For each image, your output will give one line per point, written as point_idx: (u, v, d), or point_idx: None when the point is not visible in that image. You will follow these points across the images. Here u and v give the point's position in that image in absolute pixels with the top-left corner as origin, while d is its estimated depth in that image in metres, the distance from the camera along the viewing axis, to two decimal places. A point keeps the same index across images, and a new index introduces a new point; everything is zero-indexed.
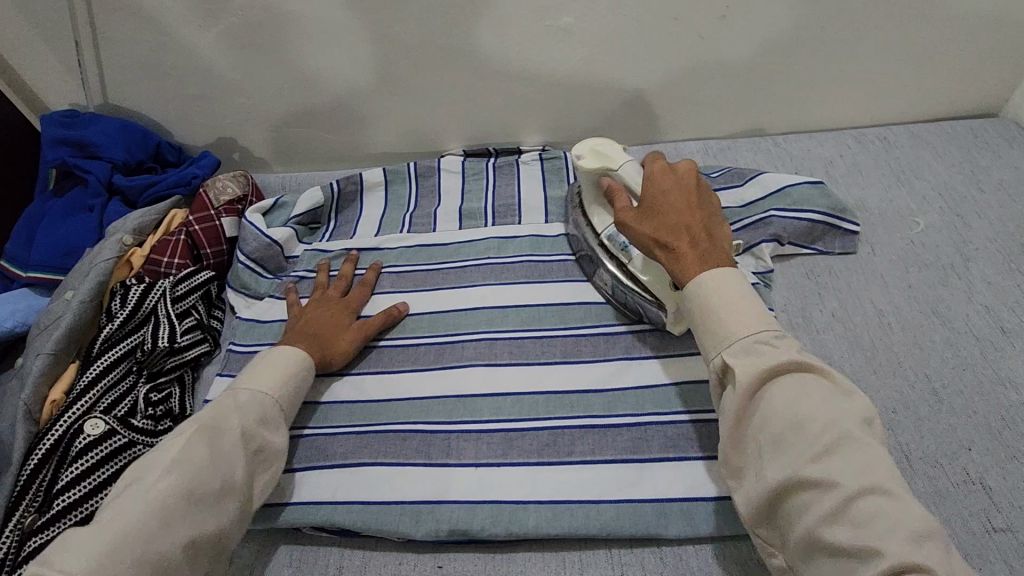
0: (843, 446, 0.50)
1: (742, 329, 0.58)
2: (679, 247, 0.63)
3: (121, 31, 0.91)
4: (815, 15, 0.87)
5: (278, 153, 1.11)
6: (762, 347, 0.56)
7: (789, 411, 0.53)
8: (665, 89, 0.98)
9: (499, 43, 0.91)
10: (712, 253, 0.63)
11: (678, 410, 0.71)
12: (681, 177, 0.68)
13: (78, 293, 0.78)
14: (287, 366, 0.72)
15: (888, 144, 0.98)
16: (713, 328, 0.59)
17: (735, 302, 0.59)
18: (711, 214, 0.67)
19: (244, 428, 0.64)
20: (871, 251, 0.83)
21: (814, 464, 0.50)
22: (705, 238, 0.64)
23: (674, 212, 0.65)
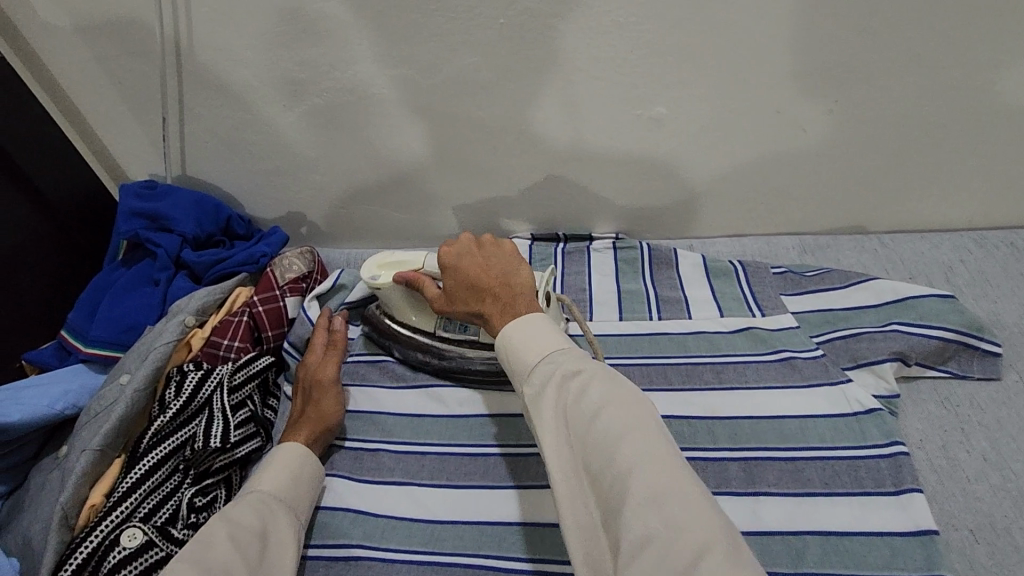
0: (612, 427, 0.47)
1: (535, 357, 0.55)
2: (482, 310, 0.64)
3: (207, 108, 0.91)
4: (937, 113, 0.80)
5: (344, 228, 1.08)
6: (552, 365, 0.53)
7: (578, 408, 0.50)
8: (760, 180, 0.91)
9: (585, 131, 0.86)
10: (507, 302, 0.63)
11: (520, 558, 0.64)
12: (459, 252, 0.69)
13: (133, 380, 0.73)
14: (280, 459, 0.68)
15: (1017, 252, 0.89)
16: (514, 363, 0.56)
17: (531, 334, 0.57)
18: (503, 265, 0.67)
19: (233, 530, 0.58)
20: (1020, 379, 0.72)
21: (591, 451, 0.48)
22: (495, 292, 0.64)
23: (469, 285, 0.66)
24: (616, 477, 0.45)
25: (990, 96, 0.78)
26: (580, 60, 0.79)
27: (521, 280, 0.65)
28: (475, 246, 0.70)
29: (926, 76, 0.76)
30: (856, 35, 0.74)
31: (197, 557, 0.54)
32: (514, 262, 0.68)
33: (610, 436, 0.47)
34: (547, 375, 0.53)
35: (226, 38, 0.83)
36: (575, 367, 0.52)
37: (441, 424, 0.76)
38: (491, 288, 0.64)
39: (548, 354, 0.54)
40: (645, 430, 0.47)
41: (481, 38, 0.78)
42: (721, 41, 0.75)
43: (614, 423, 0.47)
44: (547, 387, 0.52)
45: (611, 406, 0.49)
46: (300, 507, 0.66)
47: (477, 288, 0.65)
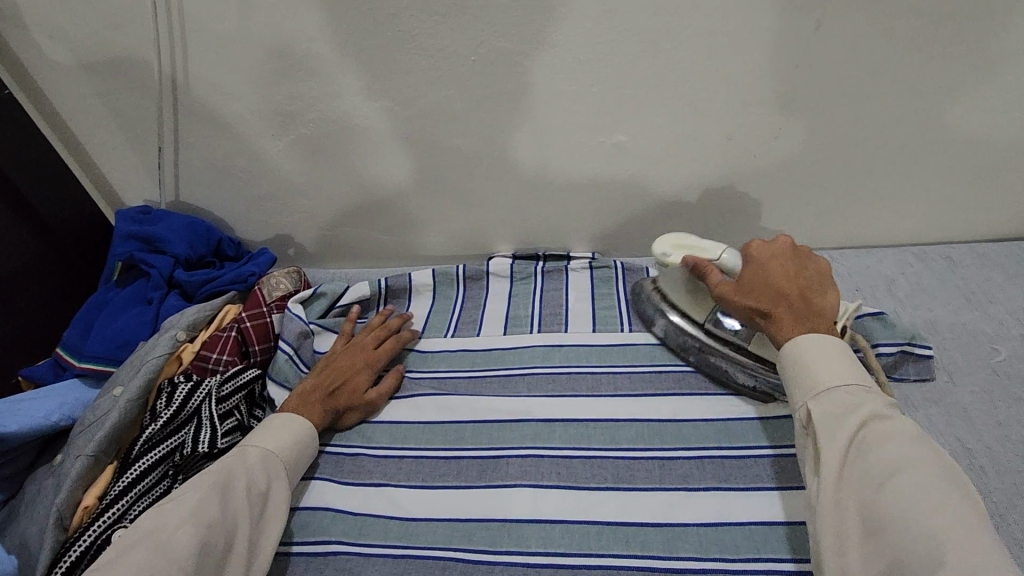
0: (923, 487, 0.50)
1: (831, 378, 0.59)
2: (774, 311, 0.66)
3: (202, 137, 0.98)
4: (871, 138, 0.88)
5: (331, 251, 1.14)
6: (847, 396, 0.58)
7: (882, 457, 0.53)
8: (717, 202, 0.98)
9: (554, 156, 0.93)
10: (802, 315, 0.64)
11: (454, 548, 0.69)
12: (782, 254, 0.69)
13: (127, 391, 0.78)
14: (296, 431, 0.75)
15: (954, 264, 0.96)
16: (805, 374, 0.61)
17: (824, 355, 0.61)
18: (820, 283, 0.67)
19: (248, 487, 0.66)
20: (950, 380, 0.79)
21: (880, 493, 0.52)
22: (801, 303, 0.65)
23: (778, 287, 0.66)
24: (916, 527, 0.48)
25: (916, 123, 0.86)
26: (545, 92, 0.86)
27: (827, 303, 0.66)
28: (793, 254, 0.69)
29: (857, 105, 0.84)
30: (789, 70, 0.81)
31: (218, 506, 0.63)
32: (828, 285, 0.67)
33: (914, 493, 0.50)
34: (851, 404, 0.57)
35: (222, 75, 0.90)
36: (879, 413, 0.56)
37: (418, 430, 0.81)
38: (793, 296, 0.66)
39: (839, 385, 0.59)
40: (961, 497, 0.49)
41: (457, 74, 0.85)
42: (671, 75, 0.83)
43: (918, 482, 0.50)
44: (836, 414, 0.57)
45: (914, 466, 0.52)
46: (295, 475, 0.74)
47: (782, 292, 0.66)
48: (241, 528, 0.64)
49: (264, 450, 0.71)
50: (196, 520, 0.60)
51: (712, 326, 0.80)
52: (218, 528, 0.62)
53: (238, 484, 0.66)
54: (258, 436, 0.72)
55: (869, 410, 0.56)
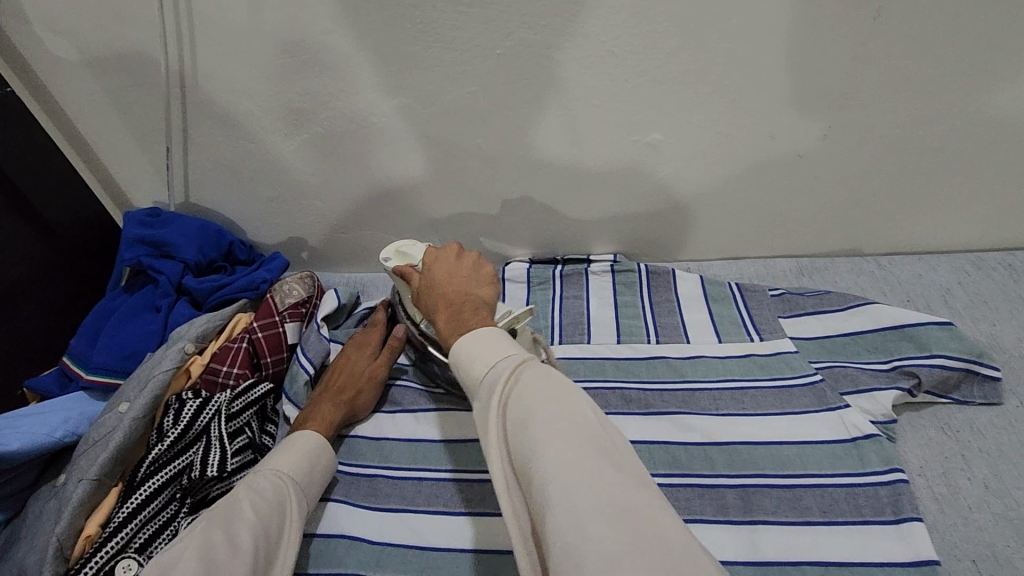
0: (551, 436, 0.46)
1: (485, 360, 0.54)
2: (433, 313, 0.66)
3: (211, 137, 0.93)
4: (932, 137, 0.81)
5: (344, 254, 1.10)
6: (505, 364, 0.52)
7: (517, 416, 0.48)
8: (755, 205, 0.91)
9: (580, 156, 0.87)
10: (457, 311, 0.64)
11: None
12: (443, 258, 0.72)
13: (132, 409, 0.73)
14: (302, 445, 0.69)
15: (1015, 273, 0.89)
16: (467, 366, 0.54)
17: (480, 337, 0.56)
18: (473, 279, 0.69)
19: (257, 506, 0.60)
20: (1020, 403, 0.72)
21: (518, 453, 0.46)
22: (457, 300, 0.65)
23: (440, 296, 0.67)
24: (540, 482, 0.43)
25: (984, 121, 0.78)
26: (573, 89, 0.80)
27: (482, 296, 0.66)
28: (455, 257, 0.72)
29: (919, 102, 0.77)
30: (846, 63, 0.75)
31: (226, 532, 0.56)
32: (483, 279, 0.69)
33: (539, 443, 0.45)
34: (494, 375, 0.52)
35: (231, 71, 0.85)
36: (523, 374, 0.51)
37: (438, 449, 0.76)
38: (449, 294, 0.66)
39: (495, 359, 0.53)
40: (583, 448, 0.45)
41: (478, 69, 0.79)
42: (715, 69, 0.76)
43: (549, 428, 0.46)
44: (487, 389, 0.51)
45: (544, 415, 0.47)
46: (310, 494, 0.67)
47: (443, 294, 0.67)
48: (262, 547, 0.57)
49: (269, 469, 0.65)
50: (204, 552, 0.53)
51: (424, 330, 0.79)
52: (230, 552, 0.54)
53: (243, 504, 0.60)
54: (267, 460, 0.67)
55: (505, 367, 0.52)
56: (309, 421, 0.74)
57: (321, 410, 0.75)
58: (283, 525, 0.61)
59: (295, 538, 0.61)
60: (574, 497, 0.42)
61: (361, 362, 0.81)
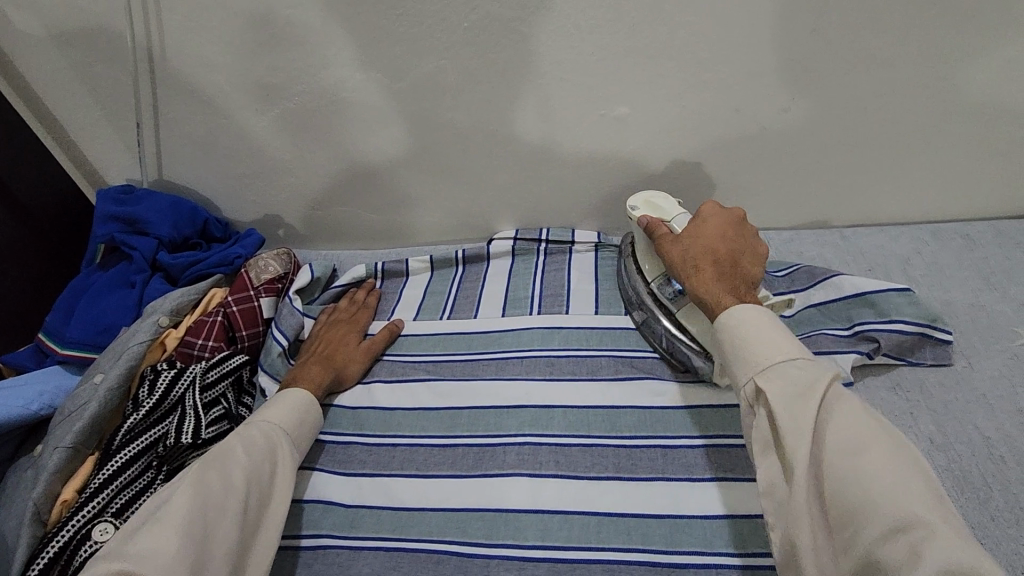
0: (872, 464, 0.48)
1: (774, 357, 0.56)
2: (700, 265, 0.68)
3: (182, 112, 0.93)
4: (889, 109, 0.83)
5: (322, 232, 1.10)
6: (799, 372, 0.55)
7: (839, 443, 0.50)
8: (724, 178, 0.93)
9: (552, 130, 0.88)
10: (724, 272, 0.67)
11: (450, 541, 0.66)
12: (722, 215, 0.72)
13: (107, 379, 0.75)
14: (294, 399, 0.70)
15: (971, 242, 0.91)
16: (755, 356, 0.57)
17: (773, 334, 0.58)
18: (749, 250, 0.71)
19: (249, 451, 0.61)
20: (968, 364, 0.75)
21: (833, 477, 0.49)
22: (728, 262, 0.68)
23: (715, 251, 0.69)
24: (883, 523, 0.45)
25: (938, 92, 0.80)
26: (543, 62, 0.81)
27: (751, 270, 0.69)
28: (737, 224, 0.72)
29: (875, 75, 0.79)
30: (805, 36, 0.76)
31: (219, 472, 0.58)
32: (754, 255, 0.71)
33: (867, 471, 0.48)
34: (805, 384, 0.54)
35: (201, 45, 0.85)
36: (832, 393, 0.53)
37: (412, 416, 0.78)
38: (721, 254, 0.69)
39: (794, 357, 0.56)
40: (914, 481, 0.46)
41: (448, 42, 0.80)
42: (677, 42, 0.78)
43: (868, 457, 0.48)
44: (794, 398, 0.53)
45: (865, 445, 0.49)
46: (301, 441, 0.69)
47: (714, 250, 0.69)
48: (252, 491, 0.59)
49: (261, 419, 0.66)
50: (198, 486, 0.56)
51: (657, 291, 0.79)
52: (223, 493, 0.57)
53: (237, 448, 0.61)
54: (261, 409, 0.68)
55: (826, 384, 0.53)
56: (297, 381, 0.76)
57: (310, 370, 0.78)
58: (274, 471, 0.63)
59: (289, 480, 0.63)
60: (928, 529, 0.43)
61: (350, 335, 0.85)
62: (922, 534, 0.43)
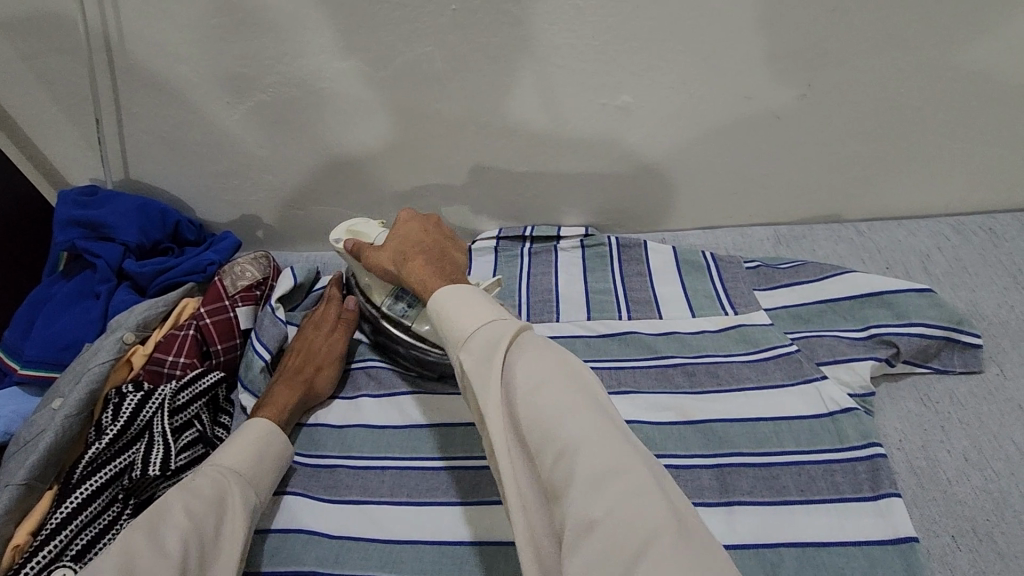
0: (555, 411, 0.43)
1: (472, 321, 0.52)
2: (409, 262, 0.65)
3: (145, 106, 0.85)
4: (914, 95, 0.77)
5: (301, 233, 1.03)
6: (489, 331, 0.50)
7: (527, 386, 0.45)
8: (731, 171, 0.87)
9: (545, 122, 0.82)
10: (438, 259, 0.64)
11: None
12: (416, 218, 0.70)
13: (66, 405, 0.68)
14: (244, 436, 0.64)
15: (996, 237, 0.86)
16: (450, 325, 0.53)
17: (465, 298, 0.54)
18: (450, 240, 0.69)
19: (190, 501, 0.55)
20: (1000, 372, 0.70)
21: (524, 425, 0.44)
22: (434, 253, 0.66)
23: (414, 246, 0.67)
24: (556, 449, 0.42)
25: (968, 76, 0.74)
26: (538, 48, 0.74)
27: (455, 258, 0.66)
28: (433, 224, 0.70)
29: (902, 57, 0.73)
30: (826, 16, 0.70)
31: (151, 533, 0.51)
32: (454, 246, 0.69)
33: (542, 428, 0.43)
34: (494, 340, 0.49)
35: (161, 32, 0.77)
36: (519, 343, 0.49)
37: (402, 436, 0.72)
38: (427, 248, 0.66)
39: (490, 319, 0.51)
40: (595, 427, 0.43)
41: (433, 26, 0.73)
42: (686, 24, 0.71)
43: (549, 408, 0.44)
44: (485, 360, 0.48)
45: (546, 392, 0.45)
46: (259, 489, 0.62)
47: (418, 246, 0.67)
48: (194, 544, 0.52)
49: (210, 464, 0.60)
50: (126, 559, 0.47)
51: (386, 309, 0.75)
52: (158, 552, 0.49)
53: (173, 501, 0.54)
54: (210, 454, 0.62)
55: (513, 331, 0.49)
56: (263, 408, 0.70)
57: (277, 393, 0.72)
58: (223, 519, 0.56)
59: (240, 538, 0.55)
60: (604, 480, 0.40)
61: (323, 341, 0.77)
62: (621, 476, 0.40)
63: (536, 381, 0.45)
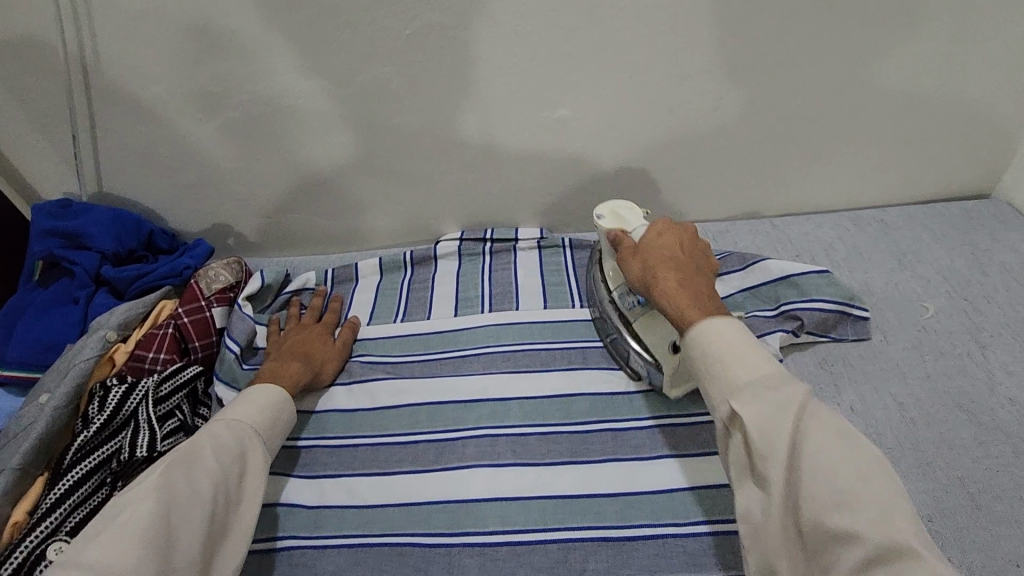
0: (843, 476, 0.47)
1: (747, 372, 0.56)
2: (672, 282, 0.66)
3: (120, 123, 0.91)
4: (808, 107, 0.89)
5: (272, 240, 1.10)
6: (769, 389, 0.54)
7: (816, 459, 0.49)
8: (662, 175, 0.98)
9: (495, 134, 0.91)
10: (693, 282, 0.66)
11: (415, 533, 0.68)
12: (676, 234, 0.72)
13: (54, 399, 0.74)
14: (264, 397, 0.70)
15: (886, 227, 0.99)
16: (727, 373, 0.57)
17: (739, 346, 0.57)
18: (704, 264, 0.71)
19: (217, 453, 0.61)
20: (883, 338, 0.82)
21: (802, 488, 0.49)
22: (693, 274, 0.67)
23: (670, 264, 0.68)
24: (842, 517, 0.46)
25: (848, 90, 0.88)
26: (485, 68, 0.84)
27: (711, 281, 0.69)
28: (688, 240, 0.73)
29: (794, 75, 0.86)
30: (727, 40, 0.82)
31: (184, 479, 0.58)
32: (707, 267, 0.71)
33: (834, 490, 0.47)
34: (780, 402, 0.53)
35: (137, 55, 0.84)
36: (797, 400, 0.53)
37: (372, 416, 0.80)
38: (686, 270, 0.68)
39: (759, 375, 0.55)
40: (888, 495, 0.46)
41: (391, 49, 0.82)
42: (610, 46, 0.82)
43: (837, 470, 0.48)
44: (764, 422, 0.52)
45: (831, 457, 0.49)
46: (274, 442, 0.68)
47: (679, 265, 0.68)
48: (220, 495, 0.60)
49: (231, 418, 0.66)
50: (165, 498, 0.56)
51: (618, 300, 0.79)
52: (188, 499, 0.57)
53: (204, 450, 0.61)
54: (233, 409, 0.68)
55: (800, 398, 0.52)
56: (280, 379, 0.75)
57: (290, 366, 0.77)
58: (244, 472, 0.63)
59: (259, 487, 0.63)
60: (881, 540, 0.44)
61: (318, 334, 0.85)
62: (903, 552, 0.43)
63: (818, 445, 0.50)
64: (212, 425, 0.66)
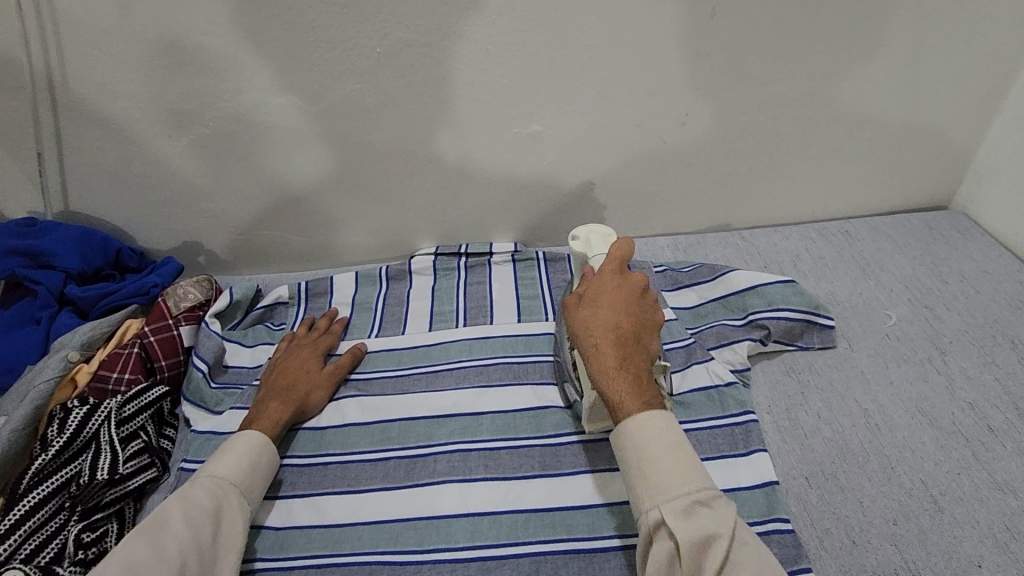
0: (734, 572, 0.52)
1: (667, 482, 0.56)
2: (608, 350, 0.63)
3: (88, 140, 0.90)
4: (771, 122, 0.92)
5: (244, 257, 1.08)
6: (685, 493, 0.55)
7: (725, 570, 0.52)
8: (633, 190, 0.99)
9: (467, 149, 0.92)
10: (631, 356, 0.63)
11: (383, 551, 0.67)
12: (625, 289, 0.67)
13: (9, 423, 0.73)
14: (241, 446, 0.69)
15: (851, 238, 1.01)
16: (641, 467, 0.58)
17: (659, 440, 0.58)
18: (649, 322, 0.66)
19: (187, 514, 0.60)
20: (849, 346, 0.84)
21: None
22: (631, 339, 0.64)
23: (612, 329, 0.64)
24: None
25: (809, 105, 0.90)
26: (455, 85, 0.85)
27: (650, 346, 0.65)
28: (639, 295, 0.67)
29: (756, 91, 0.88)
30: (691, 57, 0.84)
31: (152, 545, 0.57)
32: (652, 326, 0.66)
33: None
34: (696, 507, 0.55)
35: (105, 73, 0.83)
36: (701, 496, 0.55)
37: (343, 434, 0.78)
38: (626, 335, 0.64)
39: (675, 482, 0.56)
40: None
41: (361, 66, 0.82)
42: (577, 63, 0.84)
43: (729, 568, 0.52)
44: (694, 535, 0.53)
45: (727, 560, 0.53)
46: (253, 493, 0.67)
47: (620, 330, 0.64)
48: (193, 557, 0.58)
49: (206, 474, 0.65)
50: (129, 566, 0.55)
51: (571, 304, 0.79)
52: (157, 563, 0.56)
53: (173, 514, 0.60)
54: (210, 465, 0.67)
55: (707, 496, 0.55)
56: (255, 422, 0.73)
57: (268, 408, 0.75)
58: (219, 529, 0.62)
59: (236, 542, 0.62)
60: None
61: (312, 362, 0.82)
62: None
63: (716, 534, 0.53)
64: (188, 486, 0.65)
